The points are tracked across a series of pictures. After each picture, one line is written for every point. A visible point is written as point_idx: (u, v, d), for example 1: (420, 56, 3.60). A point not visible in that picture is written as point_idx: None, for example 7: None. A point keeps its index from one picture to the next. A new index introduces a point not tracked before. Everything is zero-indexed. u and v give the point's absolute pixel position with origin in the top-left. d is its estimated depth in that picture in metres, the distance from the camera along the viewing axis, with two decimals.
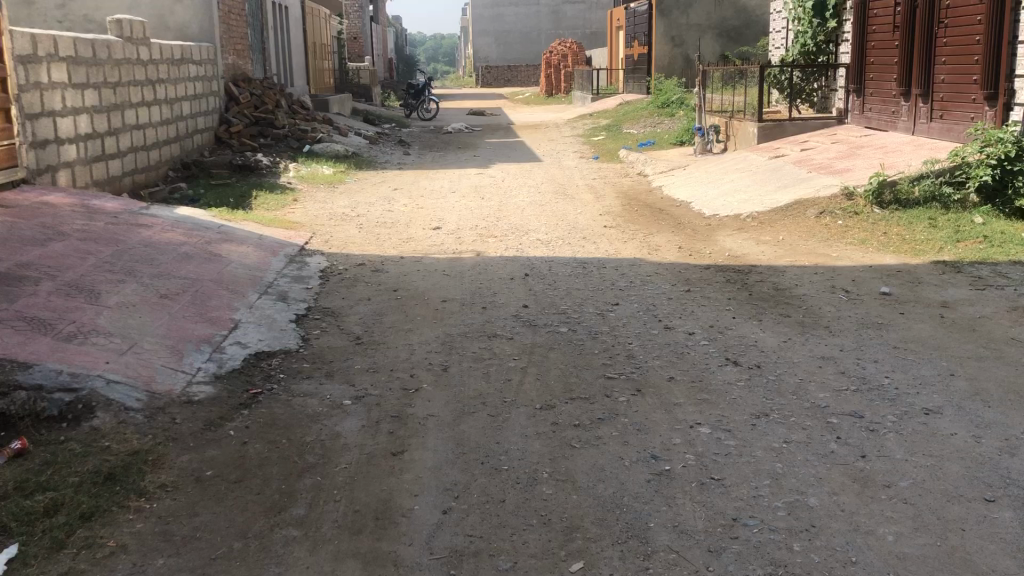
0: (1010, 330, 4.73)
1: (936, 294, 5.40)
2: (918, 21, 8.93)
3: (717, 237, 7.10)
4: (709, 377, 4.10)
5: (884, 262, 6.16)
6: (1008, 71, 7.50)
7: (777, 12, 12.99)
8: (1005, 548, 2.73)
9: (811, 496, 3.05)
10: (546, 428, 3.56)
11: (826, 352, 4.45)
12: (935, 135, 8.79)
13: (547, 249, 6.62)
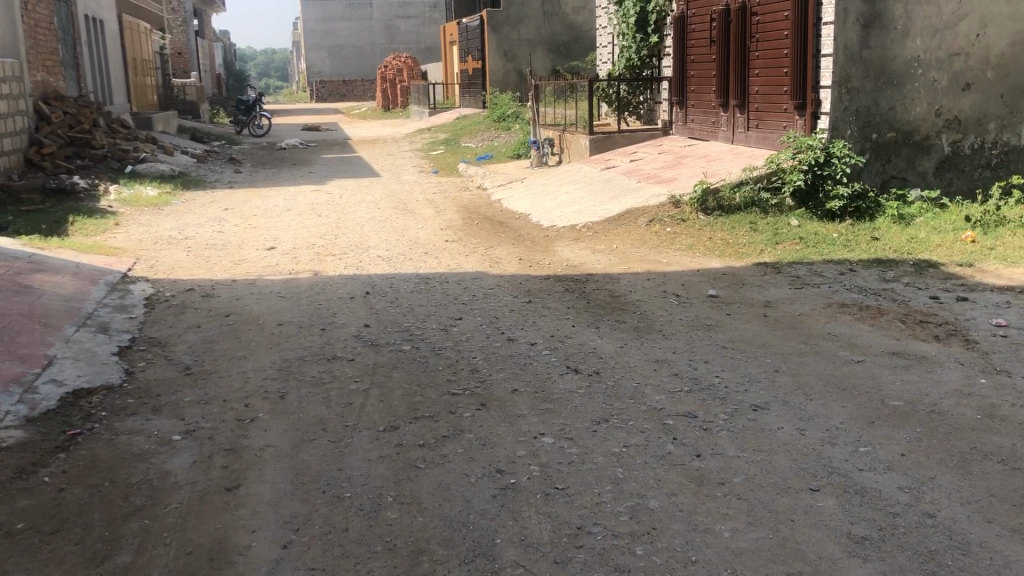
0: (826, 326, 5.04)
1: (759, 295, 5.68)
2: (732, 36, 9.41)
3: (555, 248, 7.23)
4: (551, 387, 4.15)
5: (710, 265, 6.44)
6: (813, 82, 8.00)
7: (603, 28, 13.41)
8: (831, 535, 2.88)
9: (651, 498, 3.12)
10: (390, 450, 3.49)
11: (661, 355, 4.59)
12: (752, 143, 9.29)
13: (387, 265, 6.54)
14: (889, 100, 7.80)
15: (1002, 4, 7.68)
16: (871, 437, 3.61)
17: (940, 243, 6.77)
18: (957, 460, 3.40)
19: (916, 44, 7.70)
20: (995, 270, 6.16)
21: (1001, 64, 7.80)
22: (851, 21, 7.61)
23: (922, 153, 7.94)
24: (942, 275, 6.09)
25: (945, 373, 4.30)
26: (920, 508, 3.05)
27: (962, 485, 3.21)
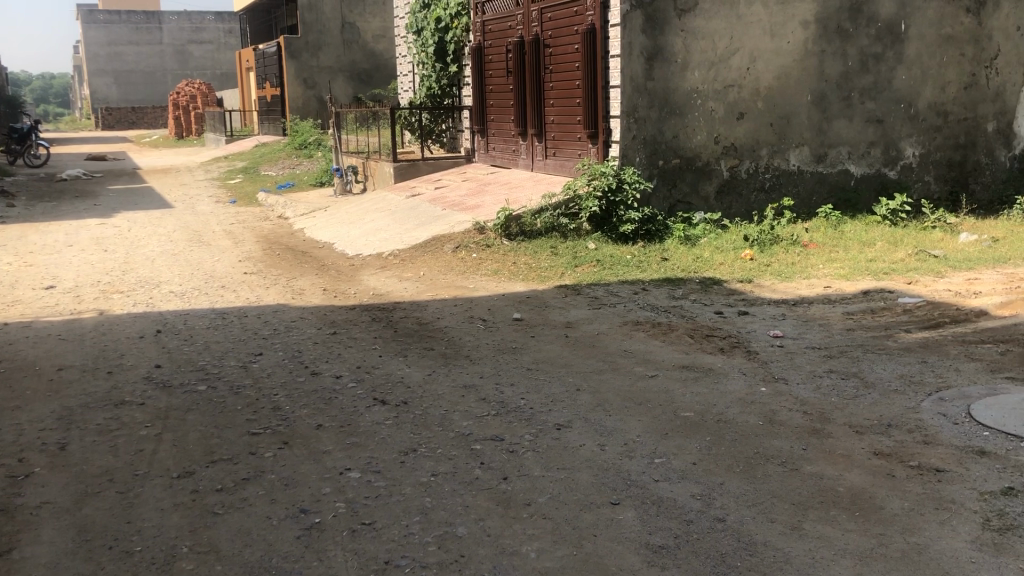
0: (624, 343, 5.26)
1: (561, 316, 5.85)
2: (528, 67, 9.71)
3: (360, 277, 7.14)
4: (357, 420, 4.07)
5: (515, 289, 6.57)
6: (604, 112, 8.39)
7: (403, 57, 13.49)
8: (631, 546, 2.99)
9: (459, 525, 3.12)
10: (185, 498, 3.29)
11: (467, 380, 4.62)
12: (550, 170, 9.61)
13: (181, 301, 6.23)
14: (672, 129, 8.29)
15: (768, 40, 8.35)
16: (666, 448, 3.79)
17: (723, 261, 7.26)
18: (743, 465, 3.62)
19: (694, 77, 8.24)
20: (771, 284, 6.67)
21: (769, 96, 8.47)
22: (635, 54, 8.04)
23: (705, 178, 8.48)
24: (726, 290, 6.52)
25: (730, 383, 4.59)
26: (710, 513, 3.22)
27: (747, 489, 3.42)
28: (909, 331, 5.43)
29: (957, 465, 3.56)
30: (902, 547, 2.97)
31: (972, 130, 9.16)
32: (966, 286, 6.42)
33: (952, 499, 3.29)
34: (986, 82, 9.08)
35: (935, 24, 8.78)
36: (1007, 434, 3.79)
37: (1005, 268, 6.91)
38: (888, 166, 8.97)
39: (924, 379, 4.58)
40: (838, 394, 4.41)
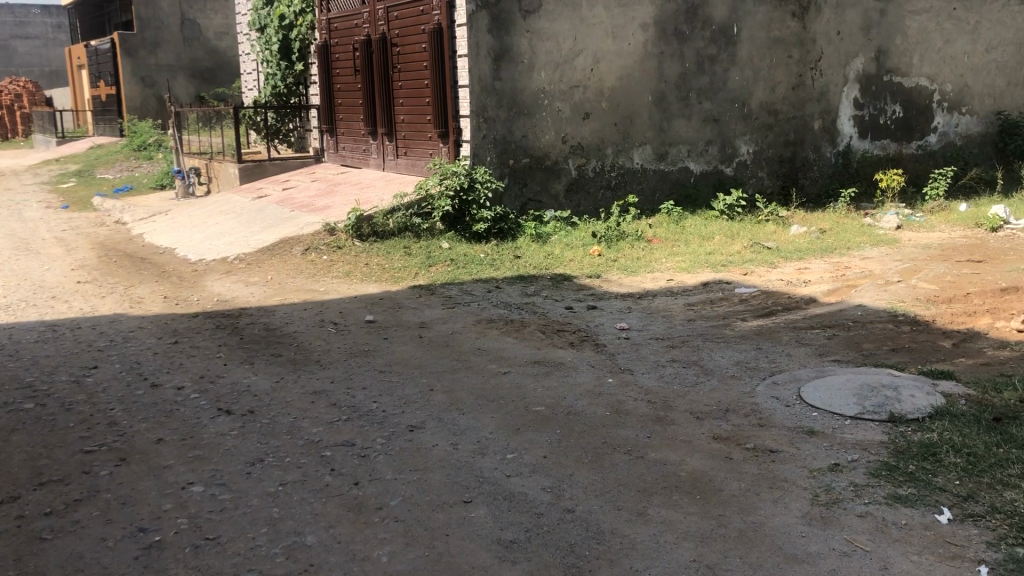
0: (476, 341, 5.29)
1: (414, 317, 5.82)
2: (375, 66, 9.62)
3: (204, 283, 6.88)
4: (200, 432, 3.91)
5: (366, 290, 6.50)
6: (454, 111, 8.42)
7: (246, 55, 13.09)
8: (483, 543, 3.01)
9: (308, 534, 3.05)
10: (9, 525, 3.08)
11: (318, 386, 4.53)
12: (402, 170, 9.55)
13: (6, 314, 5.82)
14: (521, 128, 8.39)
15: (610, 41, 8.59)
16: (517, 443, 3.84)
17: (572, 258, 7.42)
18: (591, 456, 3.71)
19: (541, 77, 8.37)
20: (618, 279, 6.87)
21: (613, 96, 8.72)
22: (482, 55, 8.10)
23: (554, 176, 8.63)
24: (576, 286, 6.66)
25: (579, 376, 4.69)
26: (560, 505, 3.29)
27: (595, 479, 3.50)
28: (745, 320, 5.72)
29: (789, 445, 3.77)
30: (739, 526, 3.11)
31: (800, 128, 9.72)
32: (796, 275, 6.82)
33: (784, 477, 3.48)
34: (812, 83, 9.63)
35: (764, 28, 9.26)
36: (832, 413, 4.05)
37: (831, 258, 7.38)
38: (725, 164, 9.41)
39: (759, 364, 4.83)
40: (680, 382, 4.59)
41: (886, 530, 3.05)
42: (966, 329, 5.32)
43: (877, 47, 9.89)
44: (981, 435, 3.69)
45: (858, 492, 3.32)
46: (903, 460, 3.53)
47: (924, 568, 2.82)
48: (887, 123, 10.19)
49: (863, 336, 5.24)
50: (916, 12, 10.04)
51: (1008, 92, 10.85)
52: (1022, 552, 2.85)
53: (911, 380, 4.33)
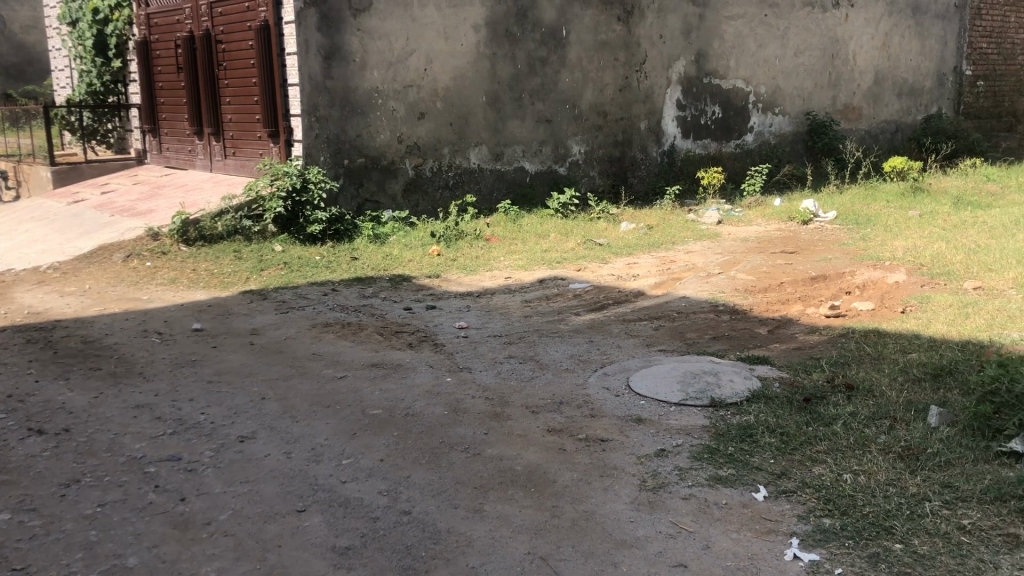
0: (311, 346, 5.18)
1: (246, 324, 5.64)
2: (200, 63, 9.25)
3: (13, 294, 6.41)
4: (7, 455, 3.64)
5: (194, 297, 6.24)
6: (284, 111, 8.20)
7: (57, 50, 12.29)
8: (317, 552, 2.95)
9: (130, 556, 2.90)
10: None
11: (140, 400, 4.30)
12: (230, 171, 9.23)
13: None
14: (355, 128, 8.28)
15: (442, 42, 8.61)
16: (353, 448, 3.79)
17: (411, 258, 7.40)
18: (428, 456, 3.71)
19: (373, 76, 8.29)
20: (457, 278, 6.90)
21: (447, 96, 8.75)
22: (312, 53, 7.93)
23: (390, 176, 8.57)
24: (414, 287, 6.64)
25: (417, 377, 4.68)
26: (397, 507, 3.27)
27: (432, 479, 3.51)
28: (578, 314, 5.87)
29: (619, 434, 3.90)
30: (572, 516, 3.20)
31: (628, 129, 10.07)
32: (626, 270, 7.06)
33: (614, 465, 3.60)
34: (637, 85, 10.00)
35: (591, 30, 9.53)
36: (658, 401, 4.23)
37: (659, 252, 7.70)
38: (558, 163, 9.62)
39: (591, 357, 4.97)
40: (516, 378, 4.66)
41: (708, 510, 3.21)
42: (780, 316, 5.68)
43: (696, 51, 10.38)
44: (792, 415, 3.95)
45: (682, 475, 3.48)
46: (723, 442, 3.72)
47: (742, 544, 2.98)
48: (708, 123, 10.71)
49: (687, 326, 5.50)
50: (731, 18, 10.60)
51: (815, 93, 11.64)
52: (829, 522, 3.06)
53: (730, 365, 4.58)
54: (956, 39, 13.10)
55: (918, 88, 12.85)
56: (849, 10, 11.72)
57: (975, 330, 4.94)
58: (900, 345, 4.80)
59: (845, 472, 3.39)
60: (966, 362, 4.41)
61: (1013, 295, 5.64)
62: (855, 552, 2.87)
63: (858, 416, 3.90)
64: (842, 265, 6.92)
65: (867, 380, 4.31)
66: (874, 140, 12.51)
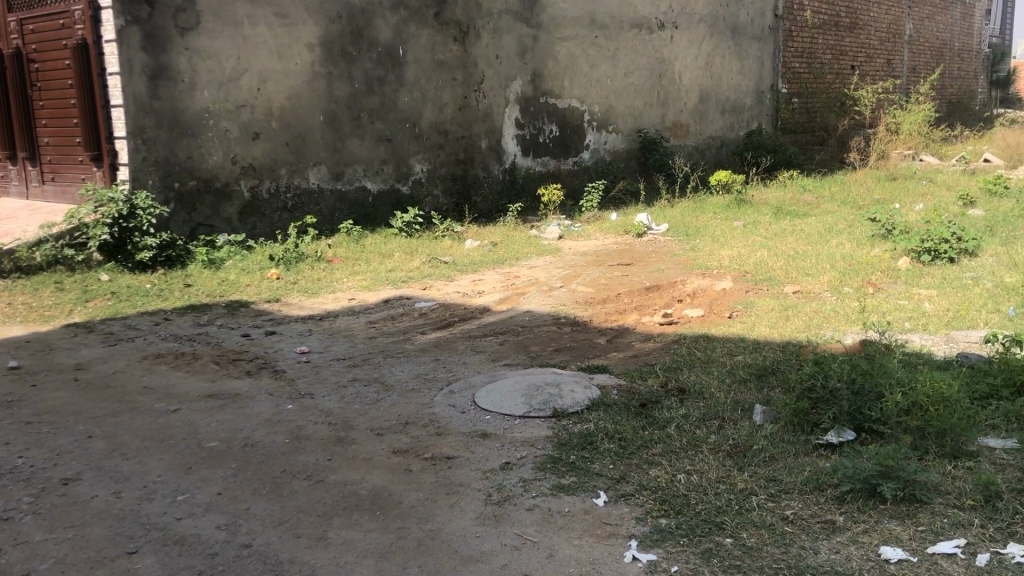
0: (141, 379, 4.94)
1: (69, 359, 5.31)
2: (10, 83, 8.69)
3: None
4: None
5: (10, 333, 5.83)
6: (107, 133, 7.81)
7: None
8: None
9: None
10: None
11: None
12: (50, 197, 8.71)
13: None
14: (186, 150, 7.99)
15: (275, 61, 8.45)
16: (189, 483, 3.64)
17: (249, 283, 7.19)
18: (268, 486, 3.61)
19: (203, 96, 8.03)
20: (298, 301, 6.76)
21: (282, 116, 8.58)
22: (136, 73, 7.58)
23: (225, 199, 8.31)
24: (253, 312, 6.46)
25: (256, 406, 4.54)
26: (237, 541, 3.16)
27: (273, 509, 3.41)
28: (423, 333, 5.87)
29: (464, 450, 3.92)
30: (418, 536, 3.18)
31: (469, 147, 10.18)
32: (471, 287, 7.12)
33: (460, 482, 3.62)
34: (476, 104, 10.13)
35: (428, 50, 9.59)
36: (503, 415, 4.27)
37: (503, 269, 7.80)
38: (400, 182, 9.60)
39: (436, 375, 4.98)
40: (360, 401, 4.60)
41: (551, 519, 3.27)
42: (618, 325, 5.87)
43: (532, 71, 10.62)
44: (630, 420, 4.08)
45: (526, 487, 3.53)
46: (565, 451, 3.80)
47: (584, 550, 3.05)
48: (546, 141, 10.97)
49: (530, 339, 5.60)
50: (564, 39, 10.91)
51: (645, 112, 12.15)
52: (665, 522, 3.18)
53: (571, 376, 4.70)
54: (771, 59, 13.98)
55: (740, 105, 13.63)
56: (673, 32, 12.30)
57: (794, 331, 5.28)
58: (727, 348, 5.06)
59: (679, 472, 3.54)
60: (786, 361, 4.70)
61: (828, 297, 6.06)
62: (689, 549, 2.99)
63: (690, 418, 4.08)
64: (674, 274, 7.24)
65: (698, 383, 4.52)
66: (701, 155, 13.17)
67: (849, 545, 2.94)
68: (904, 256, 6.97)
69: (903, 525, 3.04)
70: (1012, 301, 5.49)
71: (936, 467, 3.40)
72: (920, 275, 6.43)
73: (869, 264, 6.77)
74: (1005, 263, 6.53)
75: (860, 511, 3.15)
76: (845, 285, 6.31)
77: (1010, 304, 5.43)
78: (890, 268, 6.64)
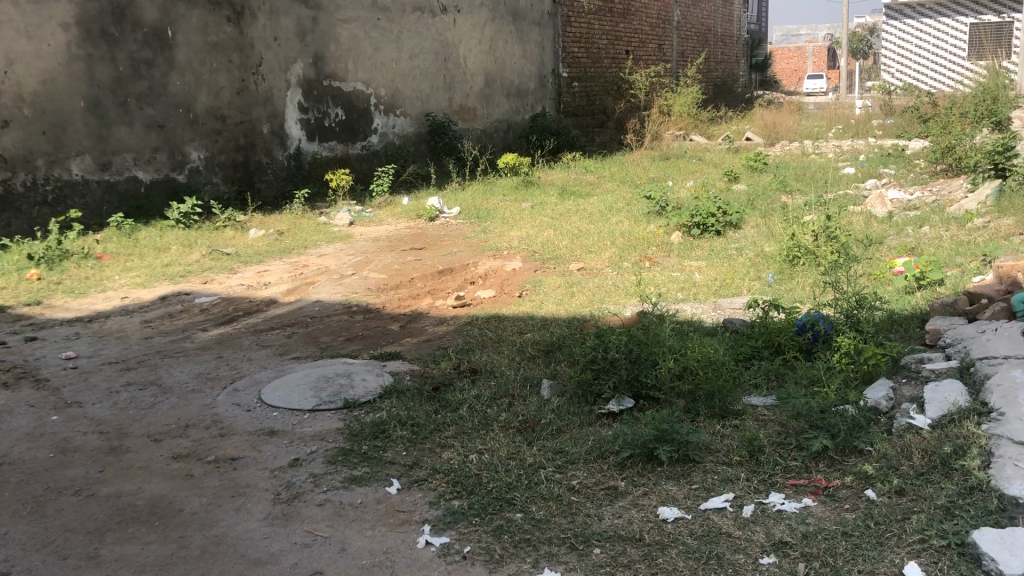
0: None
1: None
2: None
3: None
4: None
5: None
6: None
7: None
8: None
9: None
10: None
11: None
12: None
13: None
14: None
15: (24, 42, 7.76)
16: None
17: (5, 285, 6.57)
18: (30, 506, 3.31)
19: None
20: (63, 303, 6.25)
21: (36, 101, 7.90)
22: None
23: None
24: (11, 317, 5.90)
25: (15, 420, 4.15)
26: None
27: (35, 531, 3.13)
28: (205, 330, 5.58)
29: (250, 450, 3.76)
30: (201, 543, 3.02)
31: (250, 133, 9.77)
32: (255, 279, 6.85)
33: (246, 483, 3.47)
34: (255, 87, 9.73)
35: (199, 31, 9.10)
36: (291, 410, 4.14)
37: (290, 258, 7.57)
38: (176, 171, 9.08)
39: (219, 374, 4.74)
40: (136, 407, 4.31)
41: (343, 512, 3.20)
42: (411, 310, 5.85)
43: (313, 53, 10.33)
44: (422, 404, 4.08)
45: (316, 482, 3.44)
46: (356, 442, 3.73)
47: (377, 540, 3.01)
48: (331, 125, 10.71)
49: (320, 330, 5.45)
50: (345, 21, 10.67)
51: (432, 95, 12.15)
52: (457, 504, 3.20)
53: (363, 365, 4.62)
54: (551, 43, 14.34)
55: (524, 89, 13.91)
56: (456, 16, 12.36)
57: (579, 306, 5.46)
58: (517, 327, 5.17)
59: (471, 453, 3.57)
60: (570, 335, 4.85)
61: (609, 273, 6.31)
62: (481, 528, 3.02)
63: (481, 398, 4.12)
64: (465, 257, 7.30)
65: (489, 363, 4.58)
66: (489, 138, 13.35)
67: (631, 509, 3.08)
68: (676, 230, 7.39)
69: (678, 484, 3.22)
70: (771, 269, 5.94)
71: (707, 427, 3.64)
72: (691, 248, 6.83)
73: (646, 239, 7.11)
74: (764, 233, 7.06)
75: (640, 475, 3.30)
76: (624, 260, 6.60)
77: (768, 271, 5.88)
78: (665, 242, 7.02)
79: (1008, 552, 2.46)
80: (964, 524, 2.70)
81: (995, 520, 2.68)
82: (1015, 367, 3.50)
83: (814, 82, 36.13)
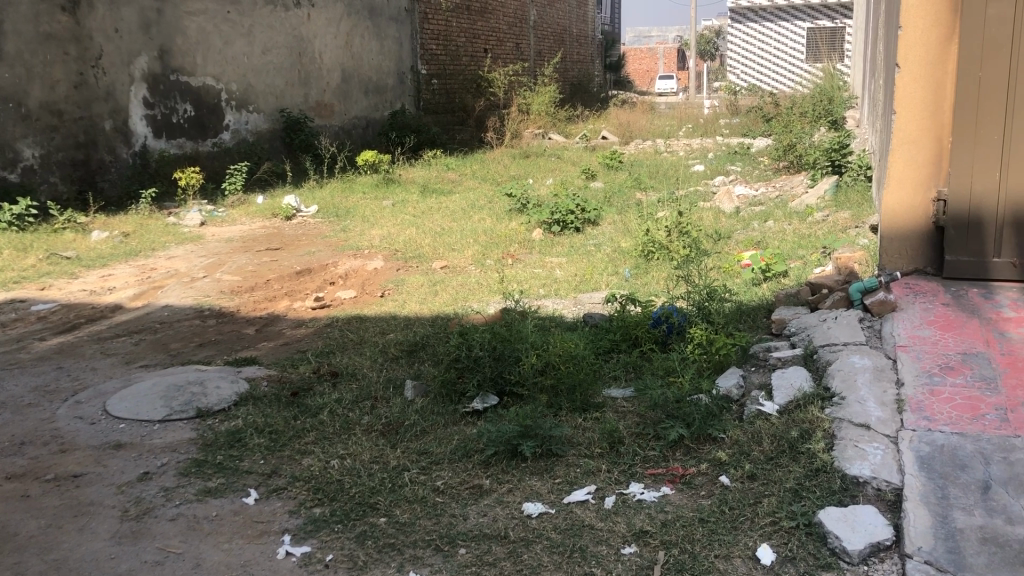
0: None
1: None
2: None
3: None
4: None
5: None
6: None
7: None
8: None
9: None
10: None
11: None
12: None
13: None
14: None
15: None
16: None
17: None
18: None
19: None
20: None
21: None
22: None
23: None
24: None
25: None
26: None
27: None
28: (42, 339, 5.22)
29: (94, 465, 3.54)
30: (40, 569, 2.82)
31: (90, 129, 9.24)
32: (99, 283, 6.47)
33: (89, 501, 3.26)
34: (94, 81, 9.20)
35: (30, 21, 8.53)
36: (140, 421, 3.93)
37: (136, 261, 7.19)
38: (7, 169, 8.47)
39: (59, 386, 4.45)
40: None
41: (197, 526, 3.06)
42: (267, 313, 5.66)
43: (158, 46, 9.86)
44: (281, 411, 3.95)
45: (168, 496, 3.27)
46: (210, 453, 3.57)
47: (234, 553, 2.89)
48: (179, 121, 10.26)
49: (170, 337, 5.20)
50: (193, 13, 10.25)
51: (286, 91, 11.83)
52: (319, 511, 3.11)
53: (216, 372, 4.43)
54: (409, 40, 14.23)
55: (382, 86, 13.73)
56: (310, 11, 12.07)
57: (442, 304, 5.43)
58: (379, 327, 5.08)
59: (332, 458, 3.48)
60: (433, 334, 4.81)
61: (471, 270, 6.31)
62: (343, 534, 2.95)
63: (343, 401, 4.03)
64: (325, 257, 7.14)
65: (351, 365, 4.48)
66: (347, 135, 13.11)
67: (496, 507, 3.08)
68: (537, 227, 7.47)
69: (542, 479, 3.25)
70: (627, 263, 6.08)
71: (569, 420, 3.68)
72: (551, 245, 6.92)
73: (507, 237, 7.15)
74: (620, 229, 7.23)
75: (504, 472, 3.31)
76: (486, 258, 6.62)
77: (625, 266, 6.02)
78: (526, 239, 7.08)
79: (851, 530, 2.63)
80: (811, 505, 2.83)
81: (839, 499, 2.83)
82: (853, 353, 3.70)
83: (665, 82, 37.31)
